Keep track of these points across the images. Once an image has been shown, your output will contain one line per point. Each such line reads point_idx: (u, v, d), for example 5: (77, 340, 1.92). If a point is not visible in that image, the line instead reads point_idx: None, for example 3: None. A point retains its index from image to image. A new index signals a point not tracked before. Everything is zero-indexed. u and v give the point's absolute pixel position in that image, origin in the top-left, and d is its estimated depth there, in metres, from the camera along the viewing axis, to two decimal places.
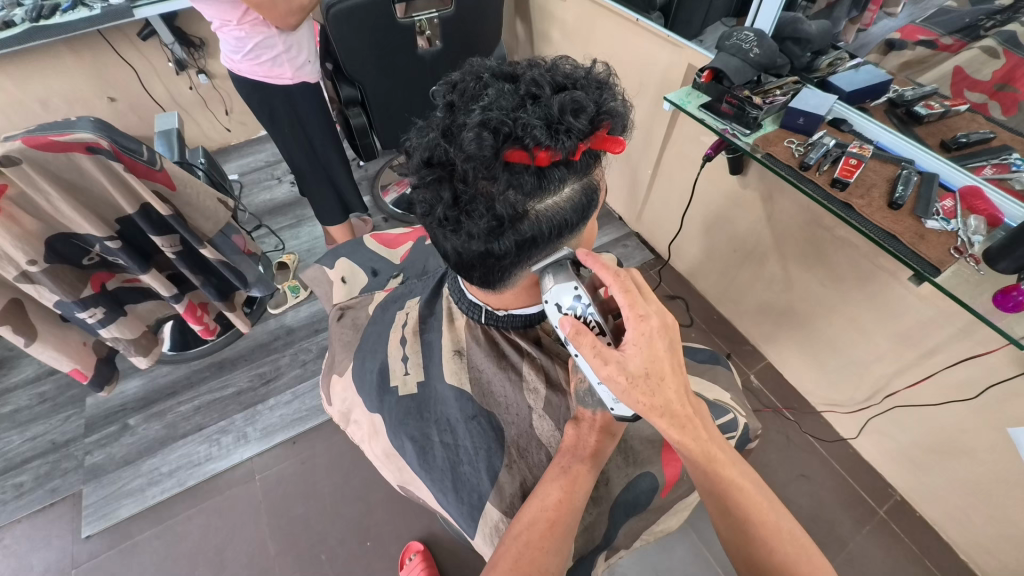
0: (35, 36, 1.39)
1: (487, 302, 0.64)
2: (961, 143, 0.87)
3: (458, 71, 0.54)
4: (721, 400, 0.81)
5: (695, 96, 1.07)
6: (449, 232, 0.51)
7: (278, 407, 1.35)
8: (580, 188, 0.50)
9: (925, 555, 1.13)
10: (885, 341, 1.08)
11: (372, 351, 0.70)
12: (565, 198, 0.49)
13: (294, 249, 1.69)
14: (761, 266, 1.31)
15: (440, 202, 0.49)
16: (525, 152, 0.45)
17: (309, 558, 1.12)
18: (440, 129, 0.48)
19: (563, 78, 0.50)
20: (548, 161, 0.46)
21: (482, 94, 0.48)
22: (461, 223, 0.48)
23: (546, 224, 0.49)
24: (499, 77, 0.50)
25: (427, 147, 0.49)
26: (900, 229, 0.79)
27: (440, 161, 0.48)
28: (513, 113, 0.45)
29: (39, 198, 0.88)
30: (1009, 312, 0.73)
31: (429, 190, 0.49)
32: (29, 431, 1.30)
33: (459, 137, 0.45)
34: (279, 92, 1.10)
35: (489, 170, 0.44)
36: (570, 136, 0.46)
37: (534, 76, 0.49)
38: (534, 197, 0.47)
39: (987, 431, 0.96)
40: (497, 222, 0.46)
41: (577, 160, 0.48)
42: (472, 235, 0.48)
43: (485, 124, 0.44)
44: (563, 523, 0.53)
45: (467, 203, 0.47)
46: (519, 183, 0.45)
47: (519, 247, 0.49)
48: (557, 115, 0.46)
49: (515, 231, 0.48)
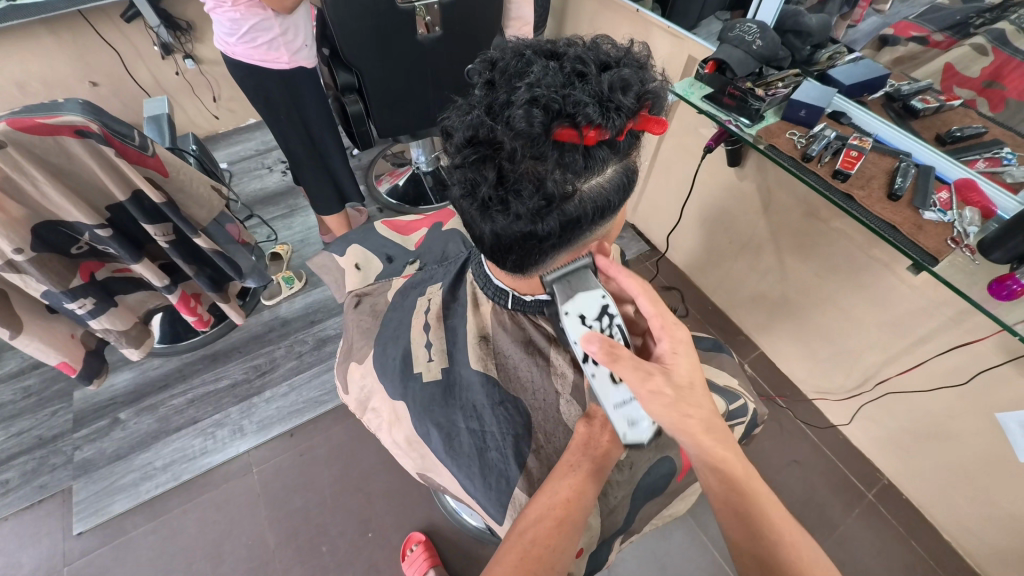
0: (13, 15, 1.34)
1: (514, 287, 0.64)
2: (956, 137, 0.89)
3: (495, 49, 0.53)
4: (731, 386, 0.81)
5: (697, 87, 1.07)
6: (491, 213, 0.50)
7: (275, 399, 1.33)
8: (621, 169, 0.50)
9: (911, 536, 1.17)
10: (877, 331, 1.11)
11: (394, 338, 0.70)
12: (608, 178, 0.49)
13: (287, 240, 1.66)
14: (756, 258, 1.33)
15: (484, 182, 0.48)
16: (575, 129, 0.44)
17: (310, 550, 1.11)
18: (482, 107, 0.48)
19: (606, 56, 0.50)
20: (597, 140, 0.46)
21: (526, 71, 0.47)
22: (506, 204, 0.48)
23: (590, 205, 0.49)
24: (541, 55, 0.50)
25: (469, 125, 0.48)
26: (900, 220, 0.81)
27: (485, 140, 0.47)
28: (561, 91, 0.45)
29: (25, 182, 0.84)
30: (1004, 301, 0.75)
31: (471, 169, 0.49)
32: (14, 427, 1.26)
33: (505, 114, 0.45)
34: (274, 77, 1.07)
35: (538, 147, 0.44)
36: (618, 115, 0.46)
37: (578, 54, 0.49)
38: (581, 176, 0.47)
39: (975, 417, 1.00)
40: (545, 201, 0.46)
41: (621, 141, 0.48)
42: (517, 216, 0.48)
43: (533, 101, 0.44)
44: (565, 538, 0.50)
45: (514, 182, 0.47)
46: (567, 162, 0.45)
47: (563, 227, 0.49)
48: (606, 93, 0.46)
49: (560, 211, 0.48)
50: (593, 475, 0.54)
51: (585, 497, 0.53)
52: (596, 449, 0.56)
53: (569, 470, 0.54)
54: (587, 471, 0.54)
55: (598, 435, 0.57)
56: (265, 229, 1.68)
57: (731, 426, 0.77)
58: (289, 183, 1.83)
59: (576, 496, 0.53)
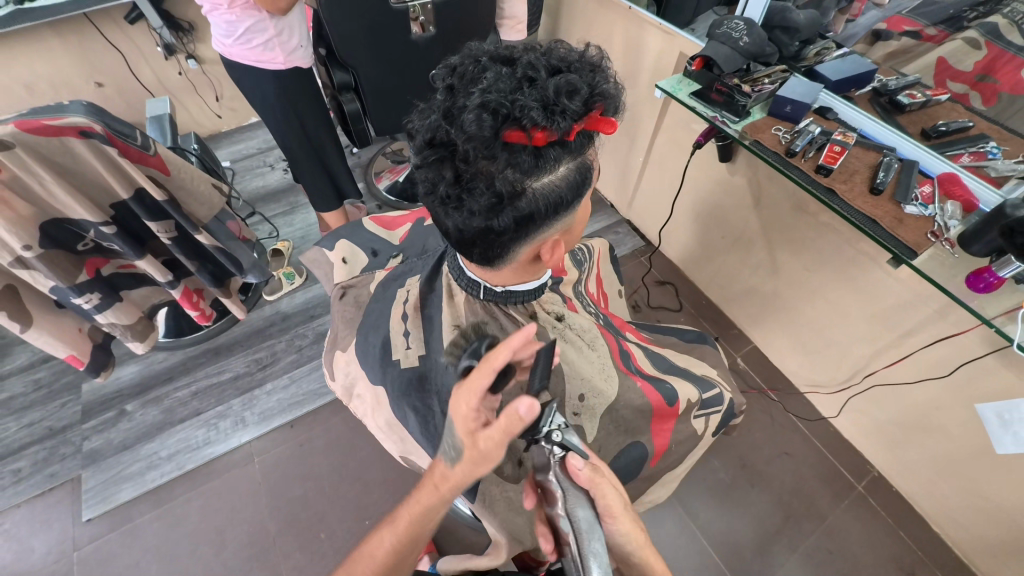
0: (21, 18, 1.38)
1: (487, 279, 0.67)
2: (941, 131, 0.90)
3: (456, 55, 0.55)
4: (709, 375, 0.84)
5: (686, 84, 1.09)
6: (450, 210, 0.52)
7: (275, 391, 1.36)
8: (575, 168, 0.52)
9: (900, 526, 1.18)
10: (865, 323, 1.12)
11: (375, 326, 0.73)
12: (560, 177, 0.51)
13: (287, 236, 1.70)
14: (748, 252, 1.34)
15: (442, 181, 0.50)
16: (522, 132, 0.47)
17: (309, 536, 1.15)
18: (441, 111, 0.50)
19: (558, 61, 0.52)
20: (545, 141, 0.48)
21: (480, 77, 0.50)
22: (462, 202, 0.50)
23: (543, 202, 0.51)
24: (497, 61, 0.52)
25: (428, 128, 0.50)
26: (880, 214, 0.82)
27: (442, 142, 0.49)
28: (510, 96, 0.47)
29: (33, 182, 0.88)
30: (981, 293, 0.77)
31: (430, 169, 0.51)
32: (26, 418, 1.30)
33: (459, 118, 0.47)
34: (271, 77, 1.10)
35: (489, 149, 0.47)
36: (565, 117, 0.48)
37: (530, 59, 0.51)
38: (532, 175, 0.49)
39: (960, 409, 1.01)
40: (496, 199, 0.49)
41: (572, 140, 0.50)
42: (472, 213, 0.50)
43: (484, 106, 0.46)
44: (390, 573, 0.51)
45: (469, 181, 0.49)
46: (517, 162, 0.47)
47: (517, 223, 0.51)
48: (552, 97, 0.48)
49: (513, 209, 0.50)
50: (415, 533, 0.50)
51: (404, 559, 0.51)
52: (425, 497, 0.50)
53: (391, 533, 0.51)
54: (407, 531, 0.50)
55: (427, 498, 0.50)
56: (266, 226, 1.72)
57: (706, 414, 0.79)
58: (289, 181, 1.86)
59: (393, 558, 0.50)
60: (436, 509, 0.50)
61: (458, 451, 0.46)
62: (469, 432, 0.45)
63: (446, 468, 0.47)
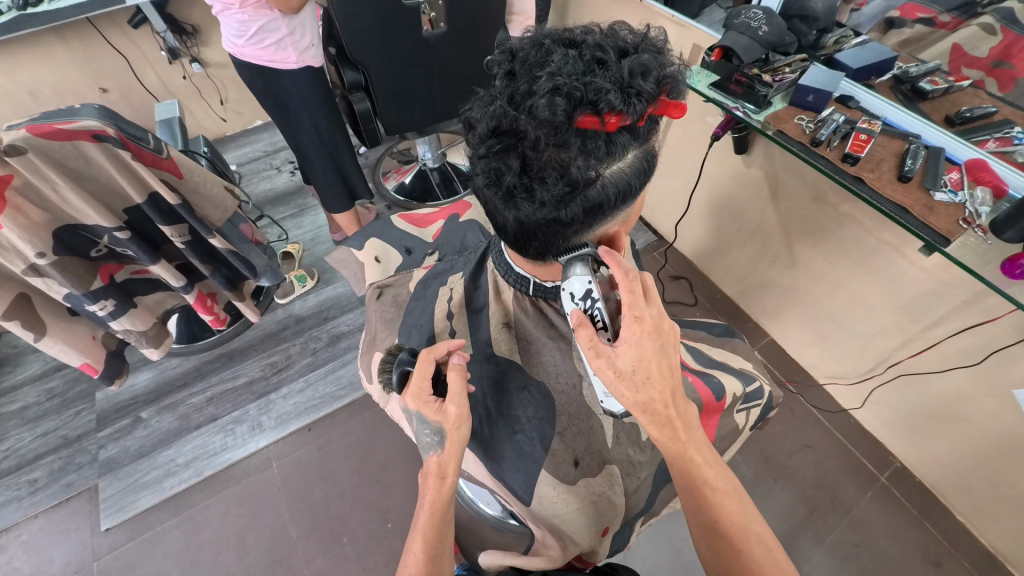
0: (24, 24, 1.36)
1: (536, 274, 0.66)
2: (966, 118, 0.88)
3: (514, 40, 0.55)
4: (745, 369, 0.83)
5: (704, 75, 1.07)
6: (514, 202, 0.51)
7: (291, 395, 1.35)
8: (641, 154, 0.52)
9: (925, 517, 1.18)
10: (887, 314, 1.11)
11: (417, 327, 0.72)
12: (628, 163, 0.51)
13: (298, 239, 1.69)
14: (764, 244, 1.34)
15: (508, 171, 0.49)
16: (597, 117, 0.46)
17: (331, 541, 1.13)
18: (505, 97, 0.49)
19: (624, 43, 0.51)
20: (618, 126, 0.47)
21: (546, 60, 0.49)
22: (531, 191, 0.49)
23: (613, 189, 0.50)
24: (560, 44, 0.51)
25: (493, 116, 0.49)
26: (911, 202, 0.81)
27: (508, 130, 0.48)
28: (582, 79, 0.46)
29: (45, 187, 0.86)
30: (1016, 280, 0.75)
31: (495, 159, 0.50)
32: (40, 427, 1.29)
33: (529, 104, 0.46)
34: (283, 76, 1.09)
35: (561, 134, 0.46)
36: (639, 100, 0.47)
37: (596, 42, 0.50)
38: (603, 162, 0.48)
39: (988, 397, 1.00)
40: (569, 187, 0.47)
41: (642, 126, 0.49)
42: (542, 203, 0.49)
43: (556, 90, 0.46)
44: None
45: (538, 170, 0.48)
46: (590, 148, 0.47)
47: (586, 213, 0.50)
48: (626, 79, 0.48)
49: (584, 197, 0.49)
50: (441, 531, 0.54)
51: (440, 562, 0.53)
52: (433, 493, 0.56)
53: (419, 541, 0.53)
54: (432, 532, 0.54)
55: (435, 491, 0.56)
56: (276, 229, 1.70)
57: (745, 408, 0.78)
58: (298, 183, 1.85)
59: (431, 564, 0.52)
60: (449, 500, 0.56)
61: (441, 433, 0.57)
62: (438, 409, 0.57)
63: (435, 453, 0.57)
